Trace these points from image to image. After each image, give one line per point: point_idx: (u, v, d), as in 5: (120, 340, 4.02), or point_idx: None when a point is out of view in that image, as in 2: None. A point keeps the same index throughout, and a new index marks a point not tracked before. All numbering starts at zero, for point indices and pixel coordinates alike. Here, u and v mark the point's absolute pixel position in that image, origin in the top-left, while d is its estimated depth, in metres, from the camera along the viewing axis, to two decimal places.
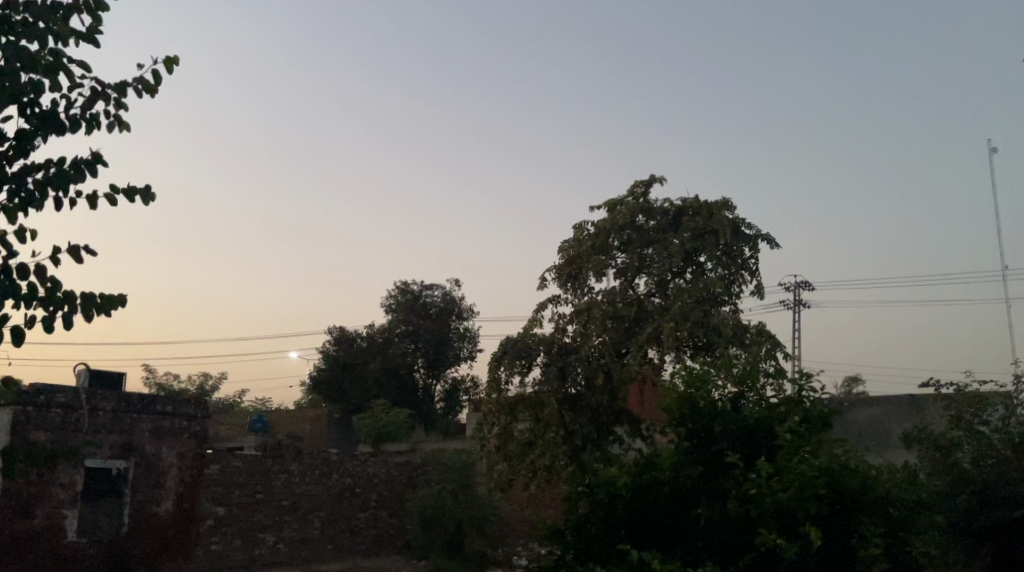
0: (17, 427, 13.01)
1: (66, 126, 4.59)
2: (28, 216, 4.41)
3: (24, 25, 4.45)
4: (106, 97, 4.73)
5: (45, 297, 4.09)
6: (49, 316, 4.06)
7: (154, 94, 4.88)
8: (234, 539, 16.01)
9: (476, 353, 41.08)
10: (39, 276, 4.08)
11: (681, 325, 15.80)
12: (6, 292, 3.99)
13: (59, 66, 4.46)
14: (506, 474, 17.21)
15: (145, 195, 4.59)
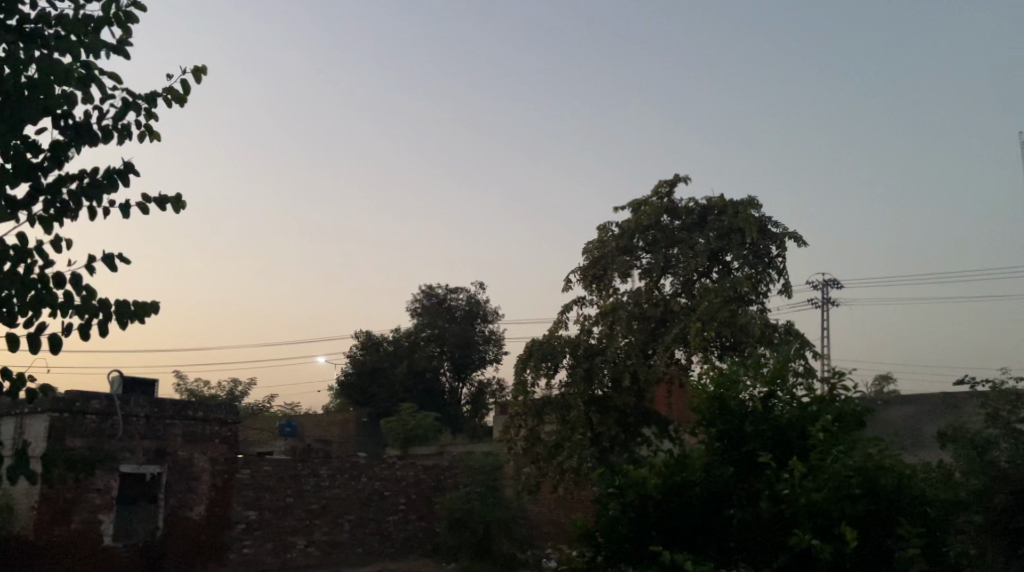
0: (54, 433, 13.23)
1: (99, 137, 4.70)
2: (63, 226, 4.51)
3: (56, 38, 4.54)
4: (137, 108, 4.84)
5: (80, 305, 4.18)
6: (84, 324, 4.15)
7: (184, 104, 4.98)
8: (266, 543, 16.18)
9: (502, 356, 41.15)
10: (75, 285, 4.18)
11: (709, 325, 15.76)
12: (43, 300, 4.09)
13: (90, 78, 4.55)
14: (534, 476, 17.26)
15: (176, 203, 4.69)
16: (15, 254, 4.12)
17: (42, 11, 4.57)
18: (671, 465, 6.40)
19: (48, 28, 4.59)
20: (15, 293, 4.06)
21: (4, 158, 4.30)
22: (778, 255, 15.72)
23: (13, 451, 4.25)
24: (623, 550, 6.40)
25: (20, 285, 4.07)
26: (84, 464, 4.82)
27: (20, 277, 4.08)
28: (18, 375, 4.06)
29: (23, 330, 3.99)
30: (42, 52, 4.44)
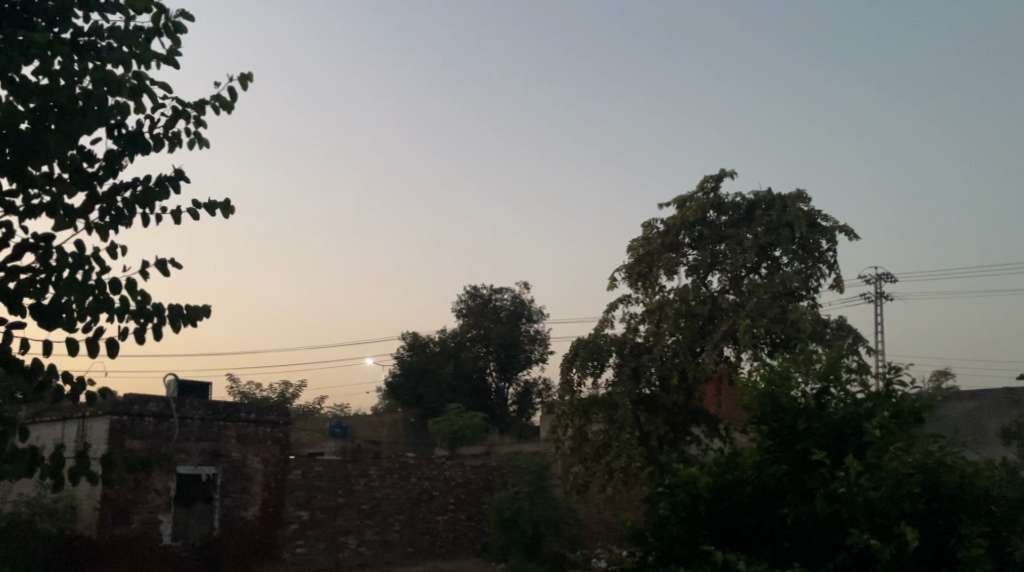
0: (114, 435, 13.54)
1: (151, 145, 4.81)
2: (118, 233, 4.62)
3: (108, 51, 4.66)
4: (187, 116, 4.94)
5: (135, 310, 4.29)
6: (140, 328, 4.26)
7: (231, 110, 5.07)
8: (318, 543, 16.38)
9: (548, 355, 41.15)
10: (130, 290, 4.28)
11: (758, 321, 15.60)
12: (100, 304, 4.20)
13: (141, 88, 4.66)
14: (582, 476, 17.24)
15: (225, 208, 4.79)
16: (73, 261, 4.24)
17: (94, 24, 4.68)
18: (720, 464, 6.36)
19: (101, 40, 4.71)
20: (75, 298, 4.16)
21: (62, 168, 4.42)
22: (829, 249, 15.52)
23: (75, 453, 4.34)
24: (674, 550, 6.36)
25: (79, 291, 4.18)
26: (144, 465, 4.89)
27: (78, 282, 4.20)
28: (78, 380, 4.16)
29: (83, 334, 4.09)
30: (96, 64, 4.56)
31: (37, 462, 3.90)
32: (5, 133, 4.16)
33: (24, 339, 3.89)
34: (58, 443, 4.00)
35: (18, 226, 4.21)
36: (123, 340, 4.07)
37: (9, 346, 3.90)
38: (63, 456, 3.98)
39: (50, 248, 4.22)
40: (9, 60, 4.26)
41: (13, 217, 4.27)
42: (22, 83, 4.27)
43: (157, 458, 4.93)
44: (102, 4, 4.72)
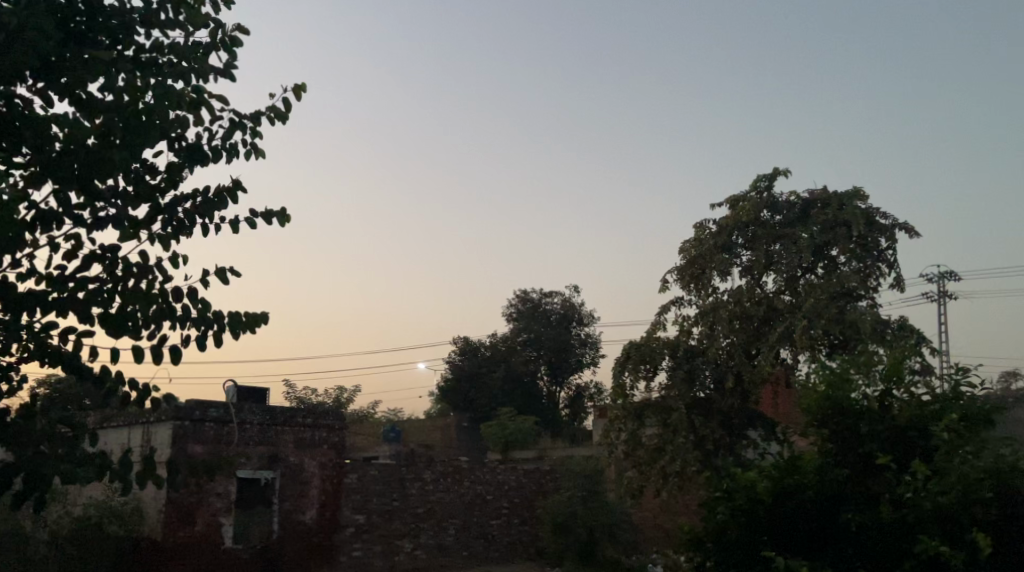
0: (177, 440, 13.85)
1: (210, 156, 4.94)
2: (180, 242, 4.74)
3: (169, 66, 4.79)
4: (243, 127, 5.06)
5: (197, 317, 4.39)
6: (201, 335, 4.36)
7: (286, 121, 5.18)
8: (375, 546, 16.55)
9: (599, 359, 41.00)
10: (192, 298, 4.39)
11: (816, 323, 15.36)
12: (163, 313, 4.31)
13: (201, 101, 4.77)
14: (637, 480, 17.13)
15: (281, 217, 4.89)
16: (138, 271, 4.36)
17: (156, 41, 4.81)
18: (779, 468, 6.30)
19: (162, 57, 4.83)
20: (140, 306, 4.28)
21: (126, 180, 4.55)
22: (889, 248, 15.23)
23: (142, 457, 4.39)
24: (734, 555, 6.30)
25: (143, 300, 4.30)
26: (206, 469, 4.92)
27: (143, 291, 4.32)
28: (144, 386, 4.27)
29: (148, 343, 4.19)
30: (158, 80, 4.68)
31: (106, 466, 3.94)
32: (75, 149, 4.27)
33: (94, 348, 4.00)
34: (127, 447, 4.07)
35: (87, 239, 4.35)
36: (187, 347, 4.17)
37: (79, 354, 4.02)
38: (132, 461, 4.03)
39: (116, 259, 4.35)
40: (76, 78, 4.38)
41: (82, 230, 4.40)
42: (89, 100, 4.39)
43: (219, 460, 4.97)
44: (163, 22, 4.85)
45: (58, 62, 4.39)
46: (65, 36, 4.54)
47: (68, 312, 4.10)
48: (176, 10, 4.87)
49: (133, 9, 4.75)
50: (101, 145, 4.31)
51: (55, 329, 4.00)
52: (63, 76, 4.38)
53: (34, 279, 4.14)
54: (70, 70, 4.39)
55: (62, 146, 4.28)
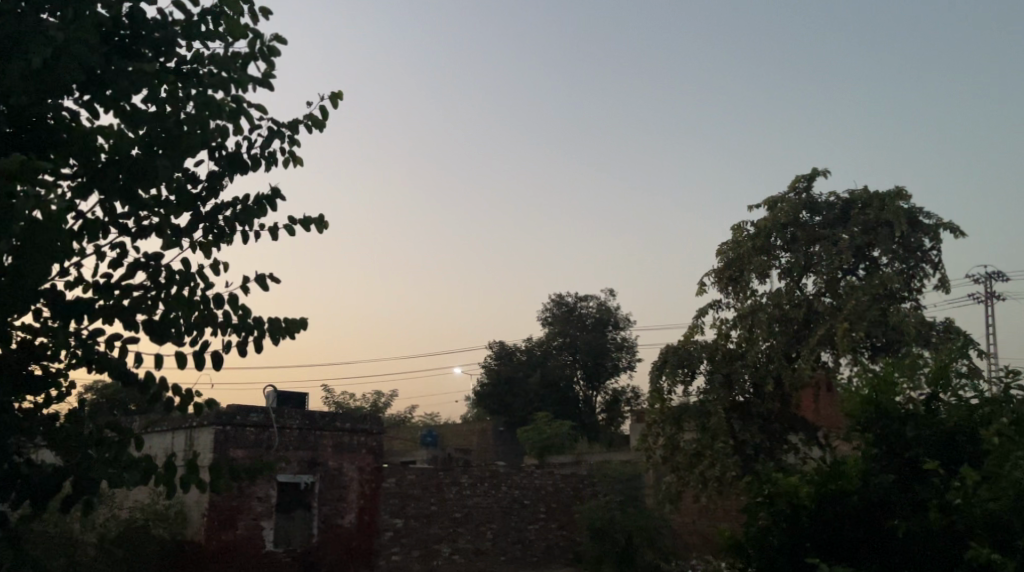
0: (219, 444, 14.03)
1: (249, 165, 4.98)
2: (221, 250, 4.79)
3: (210, 76, 4.84)
4: (281, 136, 5.08)
5: (237, 323, 4.43)
6: (242, 341, 4.40)
7: (323, 129, 5.18)
8: (413, 550, 16.60)
9: (636, 363, 40.80)
10: (232, 304, 4.43)
11: (857, 325, 15.15)
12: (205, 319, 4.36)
13: (240, 110, 4.82)
14: (675, 485, 16.99)
15: (320, 223, 4.90)
16: (180, 279, 4.42)
17: (197, 52, 4.86)
18: (822, 473, 6.19)
19: (202, 68, 4.89)
20: (182, 313, 4.33)
21: (169, 190, 4.60)
22: (932, 248, 14.99)
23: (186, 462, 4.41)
24: (776, 561, 6.21)
25: (186, 307, 4.35)
26: (248, 472, 4.90)
27: (185, 298, 4.37)
28: (187, 391, 4.32)
29: (191, 348, 4.23)
30: (199, 90, 4.73)
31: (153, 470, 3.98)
32: (119, 159, 4.31)
33: (139, 354, 4.04)
34: (172, 452, 4.10)
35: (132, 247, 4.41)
36: (229, 353, 4.20)
37: (124, 360, 4.06)
38: (177, 465, 4.05)
39: (160, 267, 4.40)
40: (121, 90, 4.44)
41: (126, 239, 4.47)
42: (133, 111, 4.45)
43: (261, 463, 4.94)
44: (203, 33, 4.90)
45: (103, 74, 4.46)
46: (109, 49, 4.61)
47: (113, 319, 4.16)
48: (216, 21, 4.92)
49: (175, 21, 4.81)
50: (145, 155, 4.35)
51: (102, 335, 4.05)
52: (108, 87, 4.44)
53: (80, 287, 4.20)
54: (114, 82, 4.45)
55: (107, 156, 4.31)
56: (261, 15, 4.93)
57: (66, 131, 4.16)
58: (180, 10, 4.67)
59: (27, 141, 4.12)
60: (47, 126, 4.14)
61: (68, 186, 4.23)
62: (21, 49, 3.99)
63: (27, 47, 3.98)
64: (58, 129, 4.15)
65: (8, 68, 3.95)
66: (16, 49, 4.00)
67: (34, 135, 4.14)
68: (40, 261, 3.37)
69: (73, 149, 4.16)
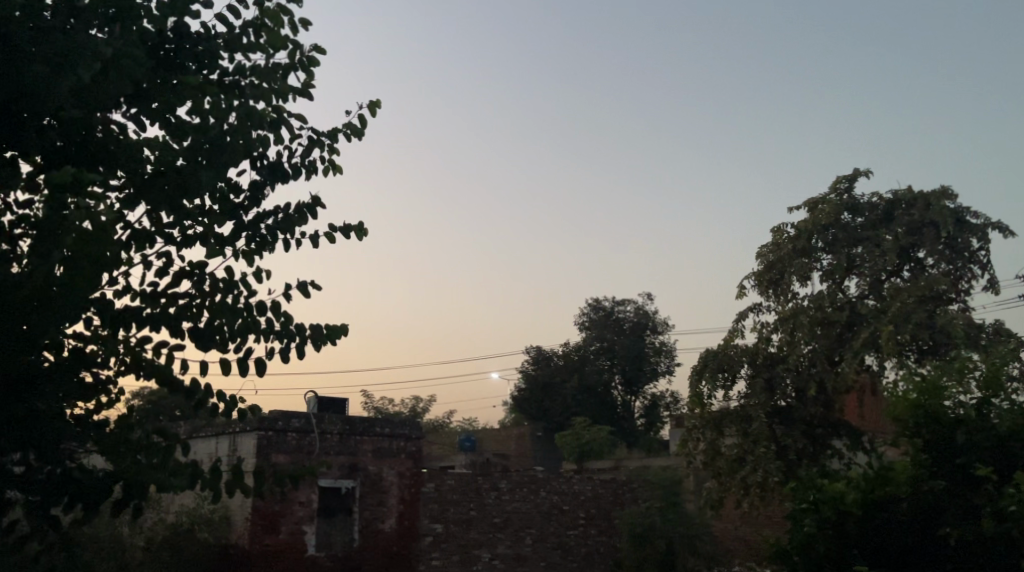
0: (262, 449, 14.18)
1: (290, 174, 5.00)
2: (263, 258, 4.81)
3: (252, 88, 4.86)
4: (321, 145, 5.06)
5: (281, 330, 4.45)
6: (285, 347, 4.41)
7: (362, 137, 5.15)
8: (452, 555, 16.60)
9: (674, 367, 40.50)
10: (275, 311, 4.46)
11: (902, 328, 14.92)
12: (248, 326, 4.38)
13: (281, 120, 4.85)
14: (716, 491, 16.77)
15: (359, 231, 4.84)
16: (224, 286, 4.45)
17: (238, 64, 4.88)
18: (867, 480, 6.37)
19: (244, 79, 4.91)
20: (226, 321, 4.35)
21: (212, 200, 4.65)
22: (980, 248, 14.71)
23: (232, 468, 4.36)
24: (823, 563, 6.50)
25: (230, 314, 4.37)
26: (292, 477, 4.77)
27: (229, 306, 4.39)
28: (231, 397, 4.35)
29: (235, 355, 4.24)
30: (242, 101, 4.75)
31: (199, 476, 3.94)
32: (165, 170, 4.35)
33: (185, 361, 4.07)
34: (217, 457, 4.10)
35: (177, 256, 4.45)
36: (271, 359, 4.21)
37: (171, 367, 4.10)
38: (223, 470, 4.05)
39: (204, 276, 4.44)
40: (166, 104, 4.50)
41: (171, 247, 4.51)
42: (178, 123, 4.49)
43: (304, 468, 4.79)
44: (245, 46, 4.93)
45: (148, 88, 4.51)
46: (155, 63, 4.66)
47: (160, 327, 4.20)
48: (258, 34, 4.95)
49: (217, 34, 4.84)
50: (189, 165, 4.38)
51: (149, 343, 4.09)
52: (154, 101, 4.50)
53: (128, 296, 4.24)
54: (159, 95, 4.51)
55: (153, 168, 4.36)
56: (301, 25, 4.94)
57: (113, 144, 4.20)
58: (222, 23, 4.69)
59: (77, 155, 4.12)
60: (95, 140, 4.16)
61: (116, 197, 4.28)
62: (68, 64, 3.89)
63: (75, 62, 3.88)
64: (105, 143, 4.18)
65: (57, 83, 3.86)
66: (63, 63, 3.89)
67: (83, 149, 4.13)
68: (88, 271, 3.28)
69: (120, 160, 4.18)
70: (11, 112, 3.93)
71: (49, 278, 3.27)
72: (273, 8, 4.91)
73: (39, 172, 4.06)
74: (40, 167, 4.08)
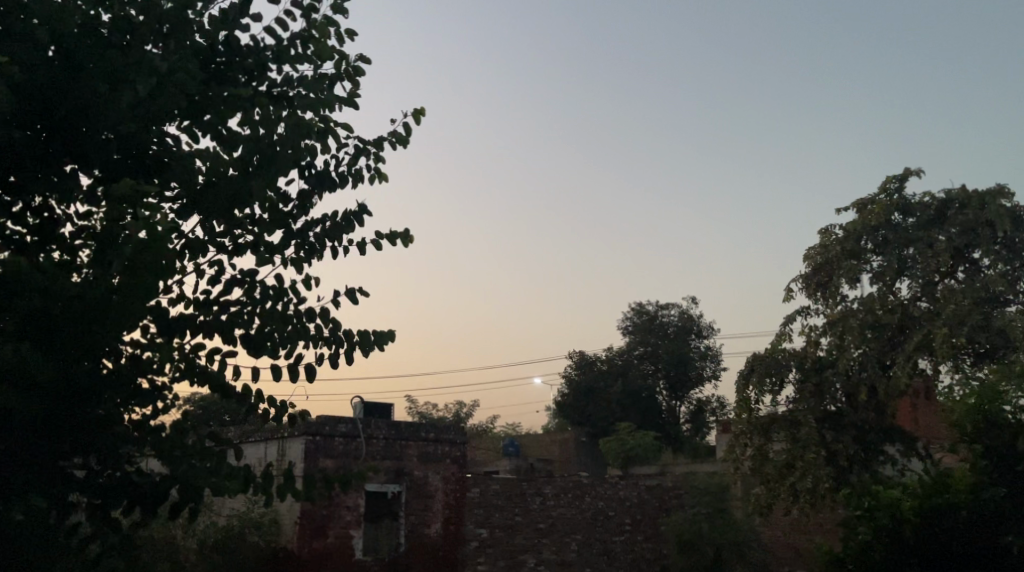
0: (310, 454, 14.29)
1: (337, 182, 5.00)
2: (312, 266, 4.82)
3: (299, 98, 4.87)
4: (367, 153, 5.05)
5: (329, 336, 4.45)
6: (333, 353, 4.40)
7: (407, 145, 5.12)
8: (498, 560, 16.54)
9: (720, 372, 40.01)
10: (324, 318, 4.45)
11: (958, 330, 14.58)
12: (298, 332, 4.38)
13: (328, 130, 4.86)
14: (764, 498, 16.47)
15: (405, 238, 4.80)
16: (274, 294, 4.45)
17: (287, 75, 4.89)
18: (927, 487, 8.30)
19: (292, 90, 4.92)
20: (276, 328, 4.36)
21: (262, 209, 4.66)
22: None
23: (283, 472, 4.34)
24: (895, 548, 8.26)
25: (279, 322, 4.38)
26: (341, 482, 4.73)
27: (279, 313, 4.40)
28: (282, 403, 4.36)
29: (286, 362, 4.24)
30: (291, 112, 4.77)
31: (252, 481, 3.93)
32: (216, 180, 4.37)
33: (237, 368, 4.09)
34: (269, 461, 4.08)
35: (228, 264, 4.47)
36: (321, 365, 4.20)
37: (224, 374, 4.12)
38: (274, 475, 4.05)
39: (255, 283, 4.45)
40: (218, 116, 4.52)
41: (223, 256, 4.53)
42: (229, 134, 4.51)
43: (353, 473, 4.76)
44: (293, 57, 4.95)
45: (201, 100, 4.53)
46: (206, 76, 4.68)
47: (213, 334, 4.22)
48: (305, 45, 4.96)
49: (266, 46, 4.86)
50: (240, 175, 4.40)
51: (203, 349, 4.11)
52: (207, 112, 4.53)
53: (182, 304, 4.27)
54: (212, 107, 4.55)
55: (205, 178, 4.39)
56: (347, 36, 4.94)
57: (168, 156, 4.21)
58: (272, 36, 4.71)
59: (132, 168, 4.15)
60: (150, 154, 4.17)
61: (171, 208, 4.32)
62: (125, 78, 3.95)
63: (132, 77, 3.93)
64: (160, 156, 4.21)
65: (115, 96, 3.88)
66: (120, 78, 3.95)
67: (139, 162, 4.16)
68: (146, 278, 3.32)
69: (174, 172, 4.22)
70: (71, 127, 3.93)
71: (109, 287, 3.33)
72: (320, 20, 4.94)
73: (98, 185, 4.07)
74: (99, 180, 4.08)
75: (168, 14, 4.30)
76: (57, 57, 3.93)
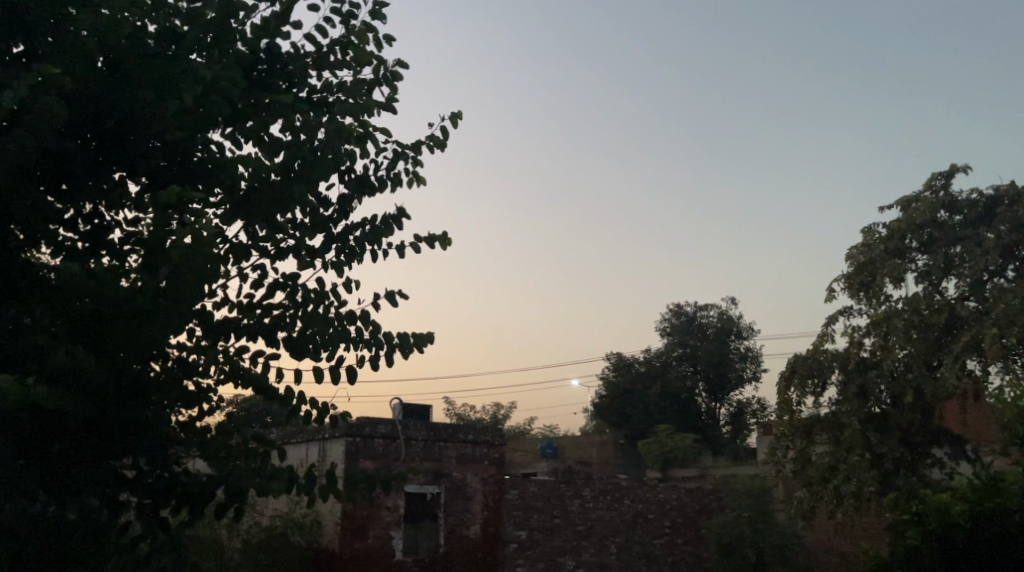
0: (350, 455, 14.34)
1: (377, 186, 4.98)
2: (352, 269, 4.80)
3: (339, 103, 4.86)
4: (405, 157, 5.02)
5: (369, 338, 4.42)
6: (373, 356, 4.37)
7: (445, 148, 5.08)
8: (537, 562, 16.46)
9: (760, 374, 39.65)
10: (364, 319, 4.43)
11: (1009, 330, 14.22)
12: (340, 335, 4.34)
13: (367, 135, 4.84)
14: (807, 501, 16.22)
15: (444, 240, 4.77)
16: (316, 297, 4.44)
17: (327, 81, 4.88)
18: (979, 491, 8.20)
19: (331, 96, 4.92)
20: (317, 331, 4.34)
21: (303, 213, 4.66)
22: None
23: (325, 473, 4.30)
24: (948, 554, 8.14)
25: (320, 325, 4.36)
26: (383, 483, 4.69)
27: (320, 316, 4.38)
28: (324, 404, 4.34)
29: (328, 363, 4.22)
30: (331, 117, 4.76)
31: (296, 482, 3.90)
32: (259, 185, 4.37)
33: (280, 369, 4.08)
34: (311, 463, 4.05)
35: (271, 269, 4.46)
36: (362, 367, 4.18)
37: (267, 376, 4.12)
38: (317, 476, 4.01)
39: (297, 286, 4.45)
40: (260, 122, 4.53)
41: (266, 260, 4.53)
42: (271, 139, 4.52)
43: (393, 474, 4.70)
44: (332, 63, 4.94)
45: (243, 107, 4.53)
46: (249, 83, 4.67)
47: (256, 337, 4.22)
48: (344, 51, 4.96)
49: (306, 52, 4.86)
50: (282, 180, 4.40)
51: (247, 352, 4.11)
52: (249, 119, 4.53)
53: (226, 307, 4.28)
54: (254, 114, 4.56)
55: (247, 184, 4.41)
56: (385, 41, 4.91)
57: (212, 163, 4.21)
58: (311, 42, 4.71)
59: (179, 174, 4.16)
60: (196, 161, 4.18)
61: (214, 214, 4.33)
62: (172, 88, 3.92)
63: (178, 85, 3.91)
64: (204, 162, 4.21)
65: (162, 105, 3.88)
66: (168, 87, 3.92)
67: (184, 168, 4.16)
68: (190, 281, 3.34)
69: (218, 178, 4.21)
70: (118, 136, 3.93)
71: (155, 291, 3.32)
72: (359, 26, 4.92)
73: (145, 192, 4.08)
74: (146, 187, 4.09)
75: (212, 23, 4.33)
76: (106, 67, 3.93)
